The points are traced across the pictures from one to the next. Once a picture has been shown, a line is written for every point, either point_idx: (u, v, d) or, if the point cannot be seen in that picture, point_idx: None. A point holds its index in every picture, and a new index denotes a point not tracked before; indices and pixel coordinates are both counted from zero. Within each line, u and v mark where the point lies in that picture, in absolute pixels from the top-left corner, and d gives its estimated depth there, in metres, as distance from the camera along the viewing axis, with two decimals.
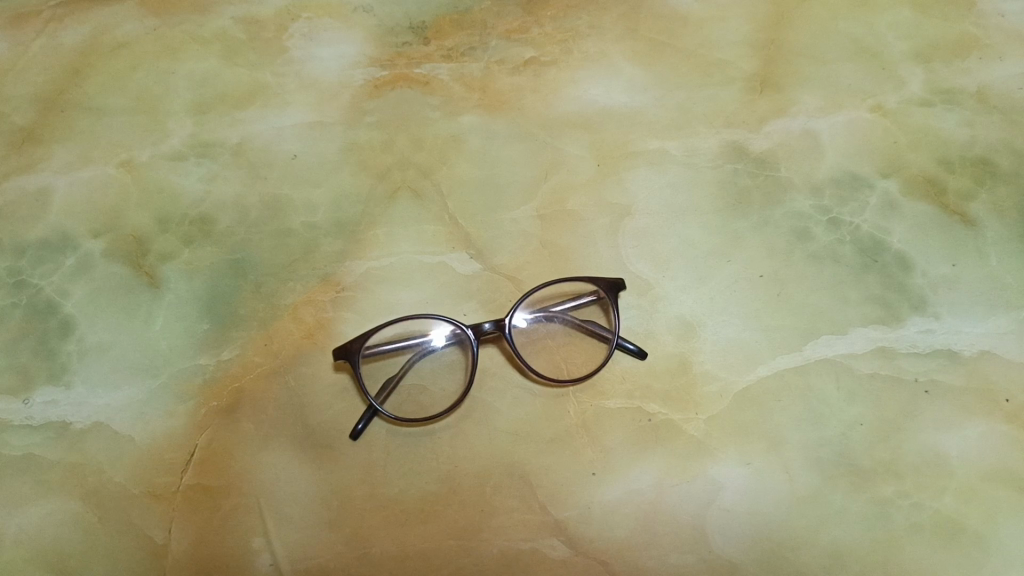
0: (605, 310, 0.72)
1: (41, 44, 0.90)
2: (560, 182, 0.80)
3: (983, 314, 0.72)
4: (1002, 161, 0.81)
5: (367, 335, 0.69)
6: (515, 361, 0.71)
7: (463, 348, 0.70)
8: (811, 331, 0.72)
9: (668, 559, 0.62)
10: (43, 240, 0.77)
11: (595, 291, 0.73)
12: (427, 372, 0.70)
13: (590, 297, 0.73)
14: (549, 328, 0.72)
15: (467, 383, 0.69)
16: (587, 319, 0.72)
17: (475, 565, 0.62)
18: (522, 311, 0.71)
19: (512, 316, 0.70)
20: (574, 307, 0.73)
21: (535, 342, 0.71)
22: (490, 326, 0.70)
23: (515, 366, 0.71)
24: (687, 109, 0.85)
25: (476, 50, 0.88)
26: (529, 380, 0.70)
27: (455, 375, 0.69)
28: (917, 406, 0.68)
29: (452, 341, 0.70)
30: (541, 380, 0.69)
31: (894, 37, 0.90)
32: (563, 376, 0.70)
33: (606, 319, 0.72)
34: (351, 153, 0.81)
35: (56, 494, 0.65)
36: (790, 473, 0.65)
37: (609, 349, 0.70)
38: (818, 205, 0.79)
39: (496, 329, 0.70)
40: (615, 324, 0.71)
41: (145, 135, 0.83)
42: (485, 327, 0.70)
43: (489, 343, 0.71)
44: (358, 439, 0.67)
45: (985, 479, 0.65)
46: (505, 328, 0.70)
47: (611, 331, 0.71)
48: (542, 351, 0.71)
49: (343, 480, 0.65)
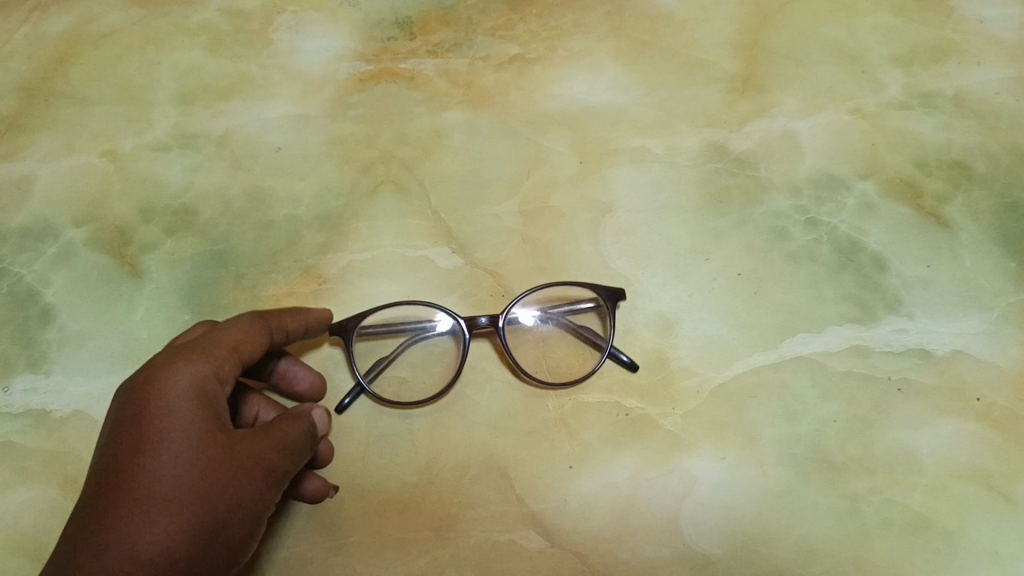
0: (603, 318, 0.73)
1: (26, 33, 0.89)
2: (542, 179, 0.80)
3: (956, 315, 0.74)
4: (977, 165, 0.82)
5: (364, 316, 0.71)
6: (501, 353, 0.72)
7: (454, 341, 0.71)
8: (787, 329, 0.73)
9: (642, 551, 0.63)
10: (24, 228, 0.77)
11: (594, 298, 0.73)
12: (415, 360, 0.72)
13: (589, 303, 0.73)
14: (540, 326, 0.74)
15: (455, 373, 0.70)
16: (578, 319, 0.74)
17: (452, 556, 0.63)
18: (520, 308, 0.73)
19: (510, 311, 0.72)
20: (567, 308, 0.74)
21: (525, 336, 0.73)
22: (485, 320, 0.71)
23: (505, 364, 0.71)
24: (670, 109, 0.85)
25: (461, 46, 0.89)
26: (519, 379, 0.71)
27: (445, 366, 0.71)
28: (889, 404, 0.69)
29: (446, 332, 0.71)
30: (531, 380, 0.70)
31: (874, 41, 0.91)
32: (553, 378, 0.70)
33: (601, 327, 0.72)
34: (335, 146, 0.82)
35: (35, 480, 0.65)
36: (764, 468, 0.67)
37: (600, 357, 0.71)
38: (797, 205, 0.80)
39: (490, 323, 0.71)
40: (610, 332, 0.71)
41: (129, 125, 0.83)
42: (480, 322, 0.71)
43: (483, 338, 0.72)
44: (342, 413, 0.69)
45: (953, 476, 0.66)
46: (499, 323, 0.71)
47: (605, 339, 0.71)
48: (530, 343, 0.72)
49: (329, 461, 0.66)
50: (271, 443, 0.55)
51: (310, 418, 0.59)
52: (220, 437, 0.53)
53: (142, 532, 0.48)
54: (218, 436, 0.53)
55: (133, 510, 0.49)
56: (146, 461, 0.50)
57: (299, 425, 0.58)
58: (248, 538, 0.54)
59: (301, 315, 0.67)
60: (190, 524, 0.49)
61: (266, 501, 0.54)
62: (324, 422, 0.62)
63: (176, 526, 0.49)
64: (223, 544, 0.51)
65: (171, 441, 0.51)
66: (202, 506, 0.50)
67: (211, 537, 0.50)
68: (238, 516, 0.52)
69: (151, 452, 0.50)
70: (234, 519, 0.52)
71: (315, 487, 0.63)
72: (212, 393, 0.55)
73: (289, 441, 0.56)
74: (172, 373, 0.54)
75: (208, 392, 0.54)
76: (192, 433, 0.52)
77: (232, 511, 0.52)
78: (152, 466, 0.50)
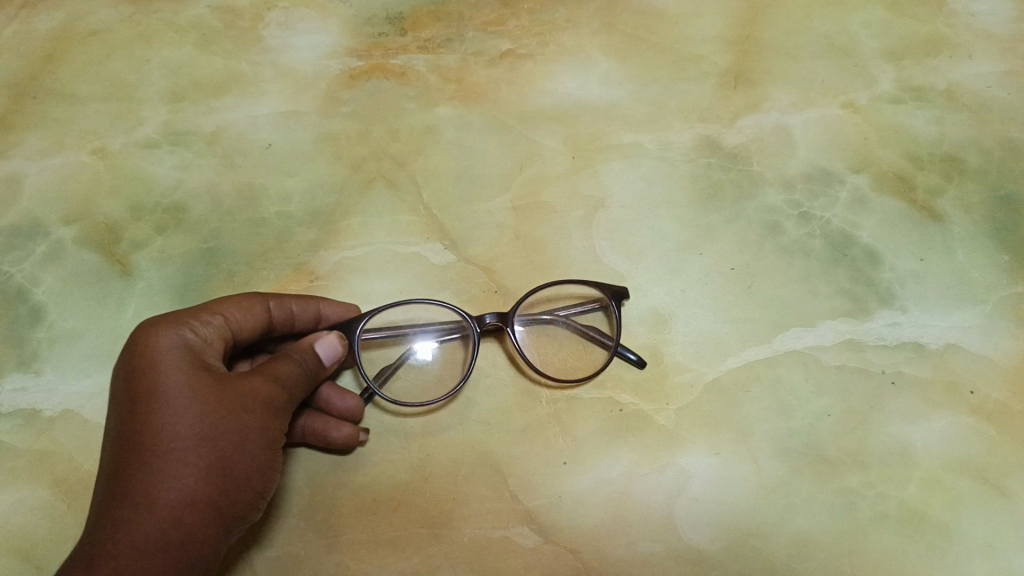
0: (609, 317, 0.72)
1: (15, 30, 0.89)
2: (534, 175, 0.80)
3: (949, 308, 0.74)
4: (969, 158, 0.83)
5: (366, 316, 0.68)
6: (513, 360, 0.71)
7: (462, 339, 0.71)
8: (780, 324, 0.73)
9: (636, 547, 0.63)
10: (13, 227, 0.77)
11: (600, 298, 0.72)
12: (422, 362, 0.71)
13: (594, 303, 0.72)
14: (550, 329, 0.73)
15: (465, 373, 0.69)
16: (588, 317, 0.73)
17: (446, 553, 0.62)
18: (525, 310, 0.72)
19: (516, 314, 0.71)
20: (575, 308, 0.73)
21: (535, 339, 0.72)
22: (492, 319, 0.70)
23: (515, 366, 0.71)
24: (662, 104, 0.85)
25: (453, 42, 0.88)
26: (530, 380, 0.70)
27: (454, 365, 0.70)
28: (883, 398, 0.69)
29: (454, 330, 0.71)
30: (543, 381, 0.70)
31: (866, 35, 0.91)
32: (565, 377, 0.70)
33: (608, 326, 0.72)
34: (326, 143, 0.81)
35: (25, 480, 0.64)
36: (759, 463, 0.66)
37: (609, 355, 0.71)
38: (789, 200, 0.80)
39: (498, 321, 0.70)
40: (617, 331, 0.71)
41: (119, 122, 0.83)
42: (487, 320, 0.70)
43: (490, 339, 0.72)
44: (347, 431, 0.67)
45: (947, 469, 0.66)
46: (508, 325, 0.70)
47: (612, 337, 0.71)
48: (540, 347, 0.72)
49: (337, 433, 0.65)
50: (265, 378, 0.57)
51: (301, 356, 0.61)
52: (215, 381, 0.55)
53: (160, 478, 0.51)
54: (212, 381, 0.55)
55: (146, 461, 0.51)
56: (150, 415, 0.53)
57: (290, 364, 0.59)
58: (267, 472, 0.56)
59: (314, 302, 0.68)
60: (203, 466, 0.52)
61: (275, 437, 0.56)
62: (331, 348, 0.63)
63: (190, 468, 0.51)
64: (240, 479, 0.54)
65: (168, 393, 0.53)
66: (209, 448, 0.52)
67: (226, 473, 0.53)
68: (247, 453, 0.54)
69: (151, 407, 0.53)
70: (245, 456, 0.54)
71: (341, 437, 0.64)
72: (199, 348, 0.57)
73: (281, 377, 0.58)
74: (156, 335, 0.57)
75: (194, 349, 0.57)
76: (187, 384, 0.54)
77: (242, 448, 0.54)
78: (156, 418, 0.53)
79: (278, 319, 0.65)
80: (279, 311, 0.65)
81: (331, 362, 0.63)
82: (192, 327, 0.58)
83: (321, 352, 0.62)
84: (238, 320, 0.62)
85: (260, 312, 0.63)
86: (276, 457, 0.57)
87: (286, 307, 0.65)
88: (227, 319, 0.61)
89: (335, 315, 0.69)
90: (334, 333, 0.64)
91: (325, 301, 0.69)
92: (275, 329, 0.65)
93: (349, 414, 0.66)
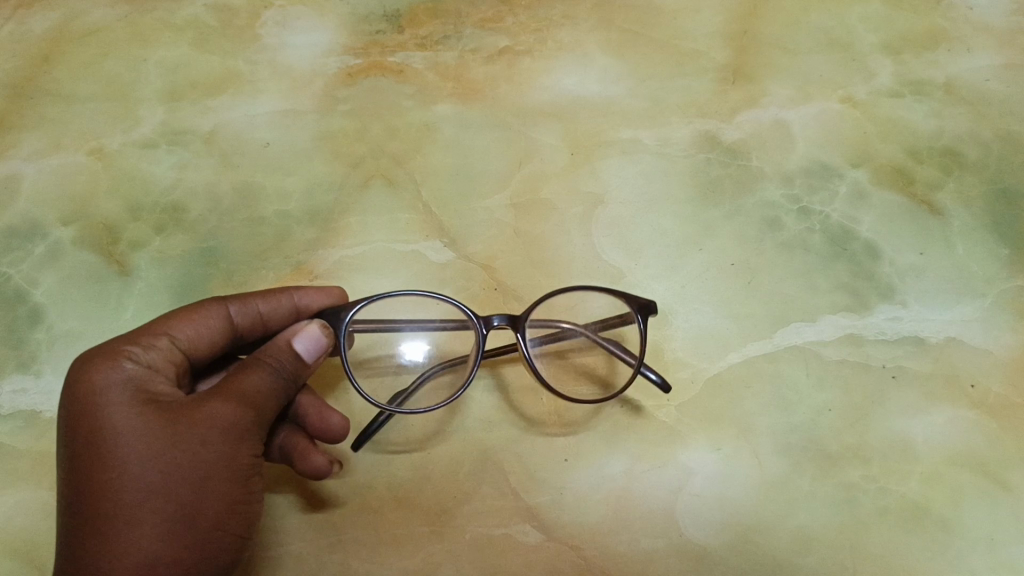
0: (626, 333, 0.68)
1: (10, 31, 0.88)
2: (533, 172, 0.80)
3: (949, 302, 0.74)
4: (968, 152, 0.82)
5: (355, 304, 0.64)
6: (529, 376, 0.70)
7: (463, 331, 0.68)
8: (781, 319, 0.73)
9: (638, 543, 0.63)
10: (11, 228, 0.76)
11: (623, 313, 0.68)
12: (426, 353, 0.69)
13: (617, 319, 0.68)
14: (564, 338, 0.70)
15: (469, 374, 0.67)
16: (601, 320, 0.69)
17: (448, 551, 0.62)
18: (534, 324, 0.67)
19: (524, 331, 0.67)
20: (590, 317, 0.69)
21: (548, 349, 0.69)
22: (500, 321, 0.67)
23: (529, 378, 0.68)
24: (660, 100, 0.85)
25: (450, 39, 0.88)
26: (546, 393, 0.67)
27: (460, 353, 0.68)
28: (884, 392, 0.69)
29: (458, 325, 0.68)
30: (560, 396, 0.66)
31: (864, 29, 0.91)
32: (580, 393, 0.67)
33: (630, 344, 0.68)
34: (324, 141, 0.81)
35: (26, 482, 0.64)
36: (760, 458, 0.66)
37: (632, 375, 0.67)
38: (789, 195, 0.80)
39: (507, 324, 0.66)
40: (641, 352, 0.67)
41: (116, 123, 0.82)
42: (495, 322, 0.66)
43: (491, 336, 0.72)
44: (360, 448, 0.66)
45: (948, 463, 0.66)
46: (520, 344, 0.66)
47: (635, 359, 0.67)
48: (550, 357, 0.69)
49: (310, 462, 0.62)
50: (226, 400, 0.55)
51: (272, 363, 0.58)
52: (167, 418, 0.53)
53: (126, 535, 0.50)
54: (164, 419, 0.53)
55: (109, 520, 0.51)
56: (104, 467, 0.51)
57: (254, 376, 0.57)
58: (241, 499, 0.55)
59: (289, 295, 0.65)
60: (168, 516, 0.51)
61: (244, 465, 0.55)
62: (308, 345, 0.60)
63: (155, 521, 0.51)
64: (212, 520, 0.53)
65: (119, 440, 0.52)
66: (171, 497, 0.52)
67: (193, 514, 0.52)
68: (215, 486, 0.53)
69: (104, 459, 0.52)
70: (212, 495, 0.53)
71: (309, 470, 0.61)
72: (146, 380, 0.55)
73: (244, 395, 0.56)
74: (99, 370, 0.54)
75: (141, 382, 0.55)
76: (137, 426, 0.52)
77: (207, 488, 0.53)
78: (111, 470, 0.51)
79: (242, 323, 0.63)
80: (241, 316, 0.63)
81: (314, 358, 0.61)
82: (137, 358, 0.56)
83: (301, 348, 0.59)
84: (192, 336, 0.60)
85: (218, 322, 0.61)
86: (250, 479, 0.56)
87: (248, 310, 0.63)
88: (178, 340, 0.59)
89: (317, 305, 0.66)
90: (316, 323, 0.61)
91: (298, 292, 0.65)
92: (242, 335, 0.63)
93: (323, 428, 0.63)
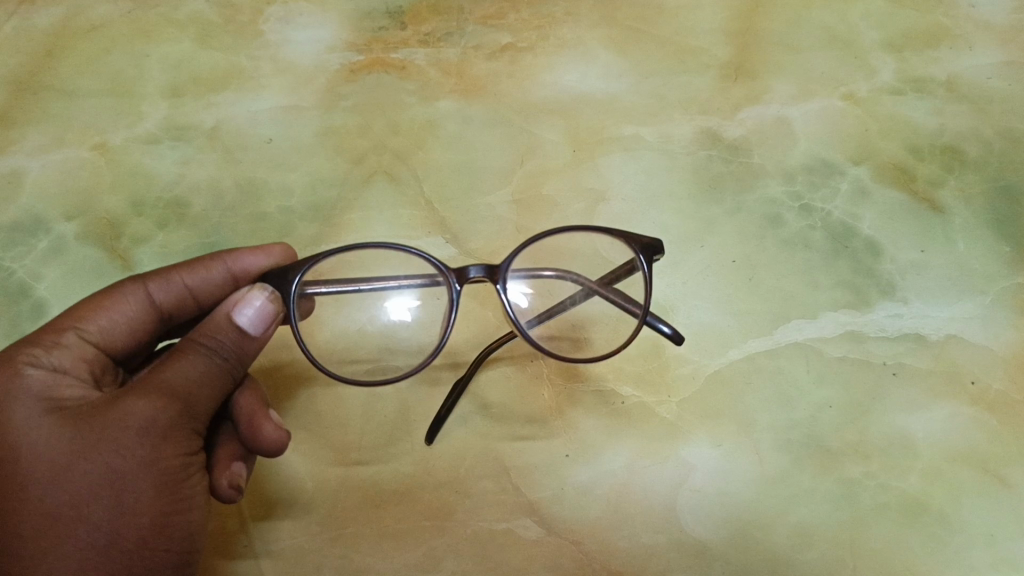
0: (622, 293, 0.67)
1: (14, 26, 0.88)
2: (535, 168, 0.80)
3: (950, 299, 0.74)
4: (969, 149, 0.83)
5: (304, 265, 0.60)
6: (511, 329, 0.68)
7: (435, 286, 0.65)
8: (781, 316, 0.73)
9: (640, 538, 0.63)
10: (15, 223, 0.77)
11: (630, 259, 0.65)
12: (403, 305, 0.66)
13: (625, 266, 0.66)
14: (557, 287, 0.67)
15: (444, 331, 0.64)
16: (607, 272, 0.67)
17: (450, 546, 0.63)
18: (518, 288, 0.65)
19: (507, 295, 0.65)
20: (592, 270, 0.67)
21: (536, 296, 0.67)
22: (477, 272, 0.64)
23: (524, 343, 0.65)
24: (663, 96, 0.85)
25: (452, 35, 0.88)
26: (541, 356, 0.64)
27: (433, 310, 0.65)
28: (884, 388, 0.69)
29: (426, 282, 0.65)
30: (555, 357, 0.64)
31: (866, 26, 0.91)
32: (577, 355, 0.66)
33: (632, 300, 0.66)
34: (327, 137, 0.81)
35: None
36: (760, 453, 0.67)
37: (638, 325, 0.65)
38: (791, 192, 0.80)
39: (485, 275, 0.64)
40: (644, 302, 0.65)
41: (119, 118, 0.83)
42: (470, 273, 0.63)
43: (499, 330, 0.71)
44: (433, 441, 0.67)
45: (948, 459, 0.67)
46: (506, 308, 0.64)
47: (641, 307, 0.65)
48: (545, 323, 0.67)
49: (229, 483, 0.57)
50: (144, 397, 0.50)
51: (207, 344, 0.54)
52: (76, 427, 0.49)
53: (42, 564, 0.46)
54: (73, 426, 0.49)
55: (21, 551, 0.46)
56: (11, 494, 0.47)
57: (184, 362, 0.52)
58: (174, 507, 0.51)
59: (222, 261, 0.62)
60: (88, 537, 0.47)
61: (171, 467, 0.51)
62: (248, 319, 0.55)
63: (75, 539, 0.47)
64: (137, 535, 0.49)
65: (25, 458, 0.48)
66: (87, 517, 0.47)
67: (119, 523, 0.48)
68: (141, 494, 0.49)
69: (10, 484, 0.47)
70: (135, 509, 0.49)
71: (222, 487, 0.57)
72: (52, 384, 0.52)
73: (166, 385, 0.51)
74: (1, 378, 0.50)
75: (45, 389, 0.51)
76: (45, 441, 0.48)
77: (127, 499, 0.49)
78: (18, 495, 0.47)
79: (167, 302, 0.60)
80: (165, 295, 0.60)
81: (259, 328, 0.56)
82: (40, 362, 0.52)
83: (244, 322, 0.55)
84: (108, 325, 0.57)
85: (137, 307, 0.59)
86: (182, 483, 0.52)
87: (171, 288, 0.60)
88: (90, 335, 0.56)
89: (258, 267, 0.63)
90: (260, 293, 0.57)
91: (232, 257, 0.62)
92: (170, 315, 0.61)
93: (254, 436, 0.58)
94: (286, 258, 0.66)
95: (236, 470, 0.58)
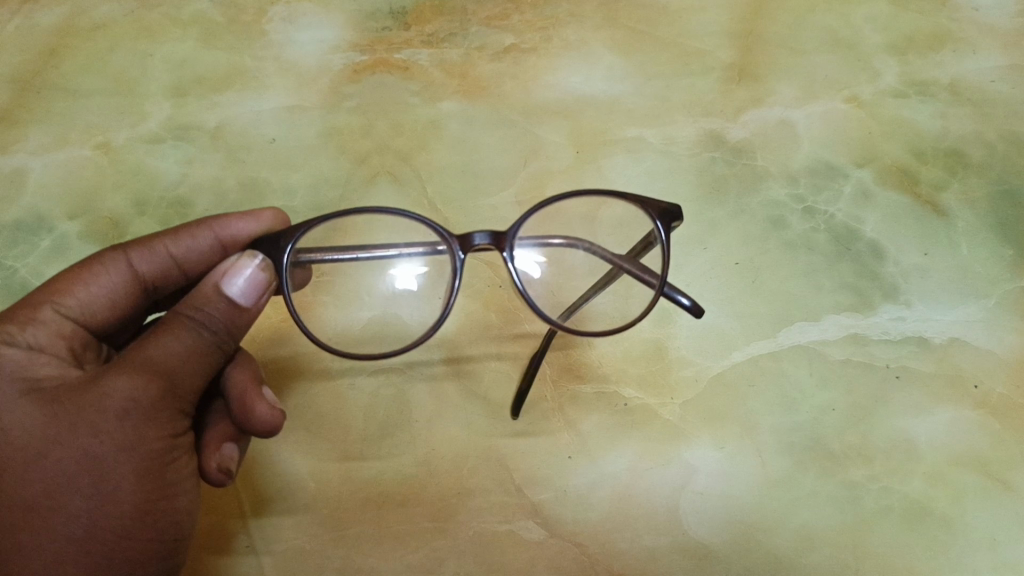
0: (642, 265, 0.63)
1: (17, 25, 0.88)
2: (538, 170, 0.80)
3: (953, 303, 0.74)
4: (973, 152, 0.82)
5: (295, 231, 0.57)
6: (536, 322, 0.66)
7: (437, 255, 0.61)
8: (784, 318, 0.73)
9: (642, 541, 0.63)
10: (17, 221, 0.77)
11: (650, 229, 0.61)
12: (411, 272, 0.63)
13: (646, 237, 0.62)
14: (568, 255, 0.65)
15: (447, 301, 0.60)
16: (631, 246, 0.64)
17: (451, 547, 0.62)
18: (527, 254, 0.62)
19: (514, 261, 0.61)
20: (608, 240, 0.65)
21: (547, 264, 0.64)
22: (481, 239, 0.60)
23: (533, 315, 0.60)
24: (666, 98, 0.85)
25: (456, 37, 0.88)
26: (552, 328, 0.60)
27: (438, 280, 0.61)
28: (887, 392, 0.69)
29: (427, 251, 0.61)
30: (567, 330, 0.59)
31: (870, 29, 0.91)
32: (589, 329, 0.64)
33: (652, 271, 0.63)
34: (330, 138, 0.81)
35: None
36: (763, 456, 0.67)
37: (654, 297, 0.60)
38: (794, 195, 0.80)
39: (490, 242, 0.59)
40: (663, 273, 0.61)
41: (122, 117, 0.83)
42: (474, 241, 0.59)
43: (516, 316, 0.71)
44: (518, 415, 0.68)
45: (951, 463, 0.66)
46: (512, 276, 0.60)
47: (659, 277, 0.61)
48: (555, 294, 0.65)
49: (219, 466, 0.56)
50: (126, 376, 0.49)
51: (193, 318, 0.51)
52: (55, 410, 0.48)
53: (23, 550, 0.47)
54: (54, 408, 0.48)
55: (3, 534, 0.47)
56: None
57: (168, 337, 0.50)
58: (156, 491, 0.50)
59: (208, 227, 0.61)
60: (69, 522, 0.47)
61: (154, 451, 0.50)
62: (238, 290, 0.53)
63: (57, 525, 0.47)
64: (118, 523, 0.48)
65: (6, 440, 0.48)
66: (68, 502, 0.47)
67: (100, 509, 0.48)
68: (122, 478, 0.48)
69: None
70: (116, 495, 0.48)
71: (213, 475, 0.56)
72: (29, 363, 0.51)
73: (149, 362, 0.49)
74: None
75: (21, 368, 0.50)
76: (24, 423, 0.48)
77: (109, 485, 0.48)
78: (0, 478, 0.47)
79: (151, 272, 0.59)
80: (148, 265, 0.59)
81: (250, 298, 0.54)
82: (17, 340, 0.51)
83: (235, 292, 0.53)
84: (89, 298, 0.56)
85: (120, 278, 0.58)
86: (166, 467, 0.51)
87: (155, 258, 0.59)
88: (70, 310, 0.55)
89: (247, 232, 0.62)
90: (250, 261, 0.55)
91: (217, 223, 0.61)
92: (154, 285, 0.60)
93: (247, 417, 0.58)
94: (279, 223, 0.65)
95: (227, 453, 0.57)
